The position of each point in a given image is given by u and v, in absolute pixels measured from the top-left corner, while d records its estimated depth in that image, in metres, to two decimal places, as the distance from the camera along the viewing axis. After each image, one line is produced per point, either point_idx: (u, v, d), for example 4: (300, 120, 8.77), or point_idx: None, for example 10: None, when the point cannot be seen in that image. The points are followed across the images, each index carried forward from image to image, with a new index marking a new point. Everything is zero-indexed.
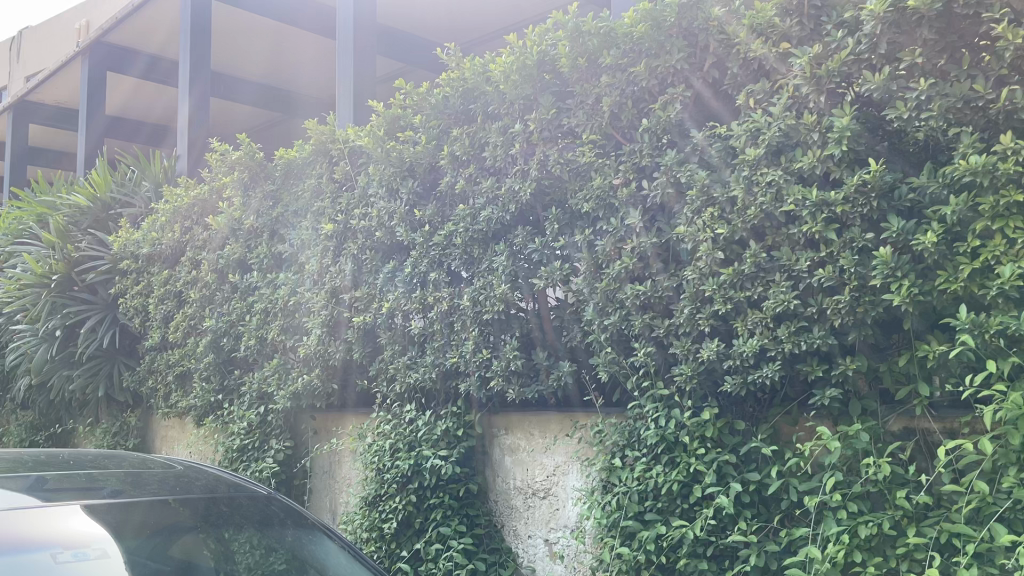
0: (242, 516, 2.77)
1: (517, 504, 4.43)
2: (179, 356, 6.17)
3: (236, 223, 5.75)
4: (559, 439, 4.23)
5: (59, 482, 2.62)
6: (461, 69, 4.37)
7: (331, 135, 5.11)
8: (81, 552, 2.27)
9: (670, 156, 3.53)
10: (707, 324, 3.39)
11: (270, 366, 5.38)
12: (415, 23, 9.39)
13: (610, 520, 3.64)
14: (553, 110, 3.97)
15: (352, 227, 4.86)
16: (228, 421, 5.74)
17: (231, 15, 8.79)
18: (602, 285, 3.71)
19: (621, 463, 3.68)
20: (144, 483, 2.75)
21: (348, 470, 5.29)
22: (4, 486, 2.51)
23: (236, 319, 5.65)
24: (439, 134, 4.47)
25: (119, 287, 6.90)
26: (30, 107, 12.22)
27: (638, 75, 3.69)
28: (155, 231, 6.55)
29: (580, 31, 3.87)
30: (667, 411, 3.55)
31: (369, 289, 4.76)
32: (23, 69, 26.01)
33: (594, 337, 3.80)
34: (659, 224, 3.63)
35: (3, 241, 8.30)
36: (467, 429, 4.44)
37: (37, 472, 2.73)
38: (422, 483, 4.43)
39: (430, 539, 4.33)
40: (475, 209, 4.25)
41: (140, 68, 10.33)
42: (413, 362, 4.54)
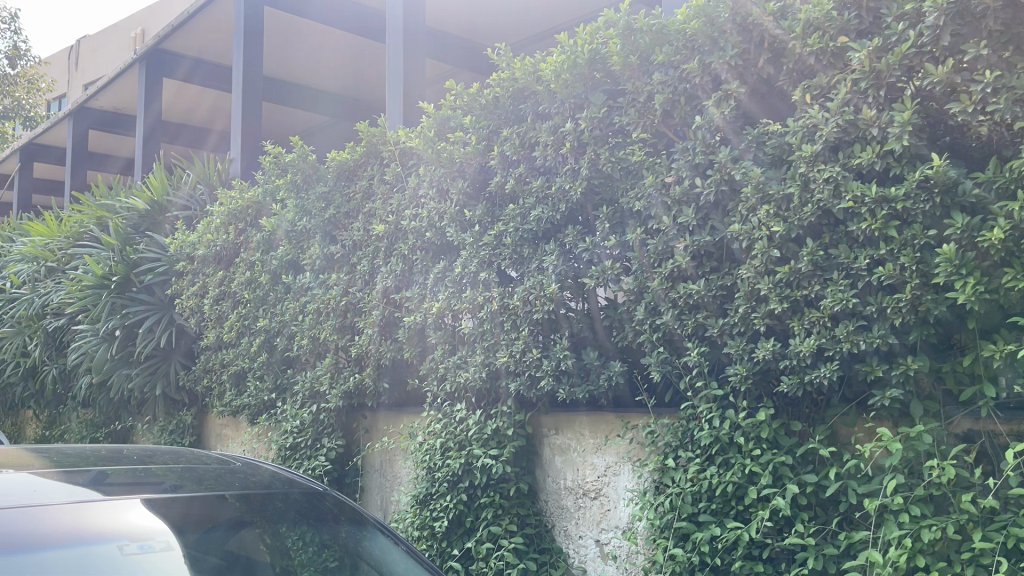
0: (298, 512, 2.80)
1: (568, 504, 4.41)
2: (234, 356, 6.28)
3: (288, 225, 5.83)
4: (611, 439, 4.21)
5: (119, 476, 2.68)
6: (512, 69, 4.36)
7: (382, 137, 5.19)
8: (146, 544, 2.33)
9: (724, 154, 3.49)
10: (762, 324, 3.35)
11: (322, 365, 5.45)
12: (464, 26, 9.45)
13: (663, 521, 3.62)
14: (605, 108, 3.95)
15: (403, 228, 4.90)
16: (281, 420, 5.82)
17: (283, 21, 8.93)
18: (654, 284, 3.69)
19: (674, 464, 3.65)
20: (201, 478, 2.80)
21: (399, 469, 5.37)
22: (68, 481, 2.57)
23: (289, 319, 5.73)
24: (489, 134, 4.48)
25: (176, 287, 7.04)
26: (89, 113, 12.56)
27: (691, 73, 3.66)
28: (210, 232, 6.68)
29: (631, 29, 3.86)
30: (720, 412, 3.51)
31: (419, 289, 4.79)
32: (81, 78, 26.85)
33: (646, 337, 3.77)
34: (712, 222, 3.58)
35: (65, 243, 8.56)
36: (518, 428, 4.44)
37: (98, 467, 2.80)
38: (473, 482, 4.45)
39: (481, 538, 4.36)
40: (525, 208, 4.25)
41: (195, 74, 10.55)
42: (463, 361, 4.55)
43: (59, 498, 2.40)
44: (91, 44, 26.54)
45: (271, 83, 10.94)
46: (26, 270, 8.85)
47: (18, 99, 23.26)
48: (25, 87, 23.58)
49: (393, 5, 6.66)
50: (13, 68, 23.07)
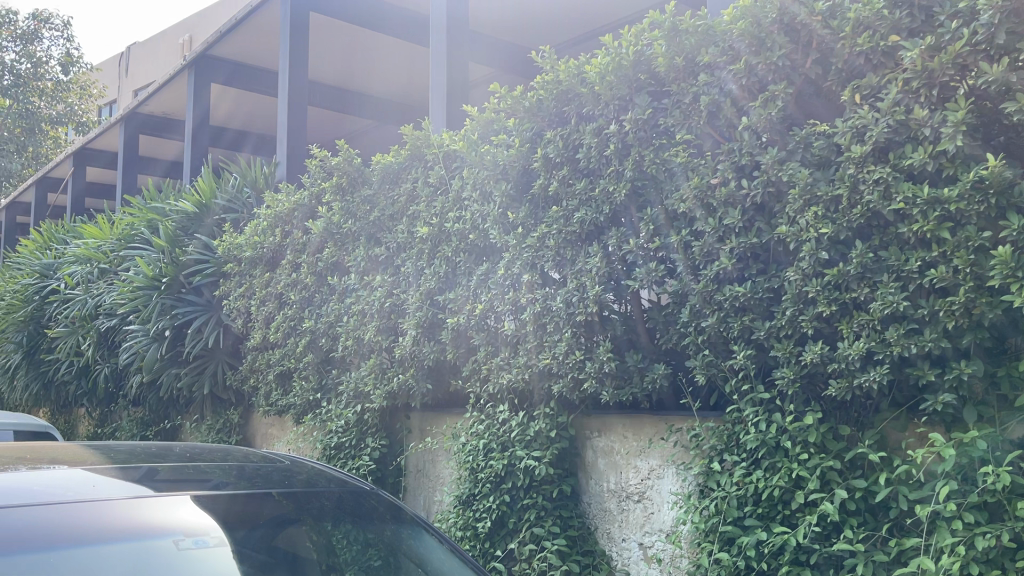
0: (344, 510, 2.83)
1: (611, 507, 4.40)
2: (280, 357, 6.38)
3: (334, 227, 5.91)
4: (655, 442, 4.20)
5: (169, 473, 2.74)
6: (556, 71, 4.37)
7: (426, 140, 5.27)
8: (201, 540, 2.39)
9: (771, 155, 3.45)
10: (810, 327, 3.32)
11: (366, 366, 5.51)
12: (508, 29, 9.47)
13: (709, 525, 3.61)
14: (650, 109, 3.94)
15: (447, 230, 4.94)
16: (326, 419, 5.90)
17: (329, 25, 9.04)
18: (699, 286, 3.67)
19: (720, 467, 3.63)
20: (249, 476, 2.85)
21: (442, 469, 5.42)
22: (121, 476, 2.64)
23: (334, 319, 5.81)
24: (532, 136, 4.50)
25: (224, 288, 7.16)
26: (140, 119, 12.84)
27: (737, 74, 3.63)
28: (257, 234, 6.78)
29: (676, 30, 3.85)
30: (767, 416, 3.48)
31: (463, 290, 4.82)
32: (132, 84, 27.54)
33: (691, 339, 3.76)
34: (759, 223, 3.56)
35: (118, 245, 8.77)
36: (562, 430, 4.44)
37: (148, 464, 2.86)
38: (516, 483, 4.47)
39: (525, 539, 4.37)
40: (568, 211, 4.25)
41: (242, 78, 10.72)
42: (506, 363, 4.56)
43: (115, 492, 2.47)
44: (141, 51, 27.18)
45: (315, 87, 11.08)
46: (80, 271, 9.09)
47: (71, 105, 24.05)
48: (78, 92, 24.31)
49: (436, 7, 6.71)
50: (66, 74, 23.74)
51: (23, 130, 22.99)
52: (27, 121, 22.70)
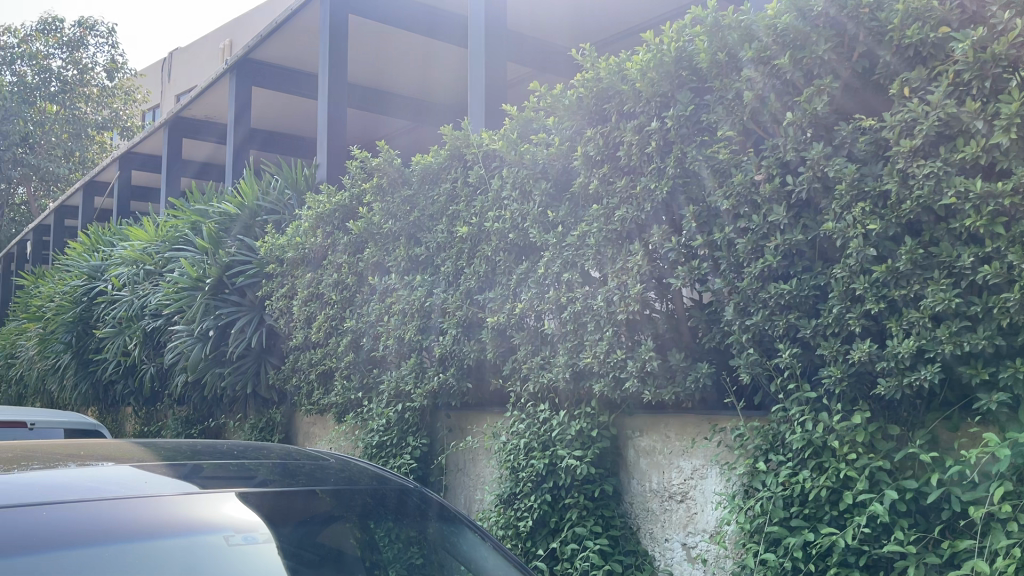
0: (388, 507, 2.85)
1: (654, 506, 4.38)
2: (321, 356, 6.44)
3: (374, 228, 5.95)
4: (698, 441, 4.17)
5: (213, 471, 2.77)
6: (596, 69, 4.35)
7: (465, 139, 5.29)
8: (250, 536, 2.42)
9: (817, 150, 3.40)
10: (858, 325, 3.27)
11: (407, 365, 5.55)
12: (546, 28, 9.46)
13: (754, 526, 3.57)
14: (692, 106, 3.91)
15: (487, 229, 4.95)
16: (368, 418, 5.95)
17: (367, 26, 9.09)
18: (743, 284, 3.62)
19: (765, 467, 3.59)
20: (294, 474, 2.87)
21: (483, 468, 5.45)
22: (167, 473, 2.68)
23: (375, 319, 5.85)
24: (573, 134, 4.49)
25: (266, 289, 7.25)
26: (183, 123, 13.06)
27: (782, 68, 3.58)
28: (299, 236, 6.85)
29: (719, 26, 3.83)
30: (814, 415, 3.43)
31: (503, 289, 4.82)
32: (174, 89, 28.09)
33: (735, 338, 3.72)
34: (804, 220, 3.52)
35: (163, 247, 8.93)
36: (603, 429, 4.43)
37: (195, 462, 2.89)
38: (558, 482, 4.46)
39: (567, 539, 4.36)
40: (608, 208, 4.22)
41: (282, 82, 10.84)
42: (546, 361, 4.55)
43: (165, 488, 2.51)
44: (183, 56, 27.69)
45: (354, 89, 11.16)
46: (126, 272, 9.27)
47: (116, 110, 24.69)
48: (122, 98, 24.89)
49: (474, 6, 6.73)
50: (110, 81, 24.32)
51: (69, 135, 23.55)
52: (70, 125, 23.24)
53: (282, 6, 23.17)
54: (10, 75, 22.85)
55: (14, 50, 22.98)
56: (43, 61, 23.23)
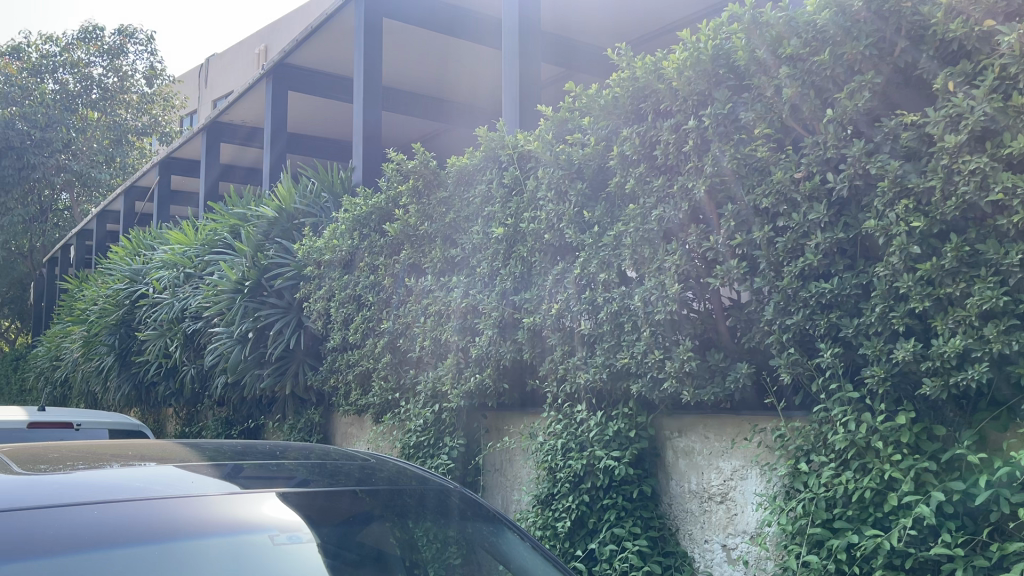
0: (427, 507, 2.86)
1: (693, 507, 4.35)
2: (359, 357, 6.50)
3: (410, 230, 5.99)
4: (737, 442, 4.13)
5: (254, 471, 2.80)
6: (632, 68, 4.34)
7: (500, 141, 5.31)
8: (295, 536, 2.45)
9: (858, 147, 3.36)
10: (902, 324, 3.23)
11: (443, 366, 5.58)
12: (580, 27, 9.43)
13: (796, 527, 3.54)
14: (730, 104, 3.87)
15: (522, 230, 4.96)
16: (406, 418, 5.99)
17: (402, 30, 9.15)
18: (784, 283, 3.59)
19: (807, 468, 3.56)
20: (334, 473, 2.90)
21: (519, 468, 5.46)
22: (210, 473, 2.72)
23: (411, 320, 5.89)
24: (609, 134, 4.48)
25: (304, 291, 7.32)
26: (222, 128, 13.24)
27: (821, 65, 3.53)
28: (336, 238, 6.91)
29: (757, 23, 3.79)
30: (856, 415, 3.39)
31: (539, 290, 4.83)
32: (211, 95, 28.53)
33: (775, 337, 3.69)
34: (846, 217, 3.48)
35: (202, 251, 9.06)
36: (641, 430, 4.42)
37: (236, 462, 2.93)
38: (596, 483, 4.45)
39: (605, 539, 4.36)
40: (646, 208, 4.19)
41: (318, 87, 10.95)
42: (583, 362, 4.55)
43: (211, 487, 2.55)
44: (219, 62, 28.12)
45: (389, 92, 11.25)
46: (167, 275, 9.43)
47: (155, 116, 25.23)
48: (161, 104, 25.39)
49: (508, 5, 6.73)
50: (150, 87, 24.97)
51: (110, 141, 24.00)
52: (112, 131, 24.03)
53: (316, 11, 23.48)
54: (54, 83, 23.43)
55: (56, 58, 23.56)
56: (85, 69, 23.89)
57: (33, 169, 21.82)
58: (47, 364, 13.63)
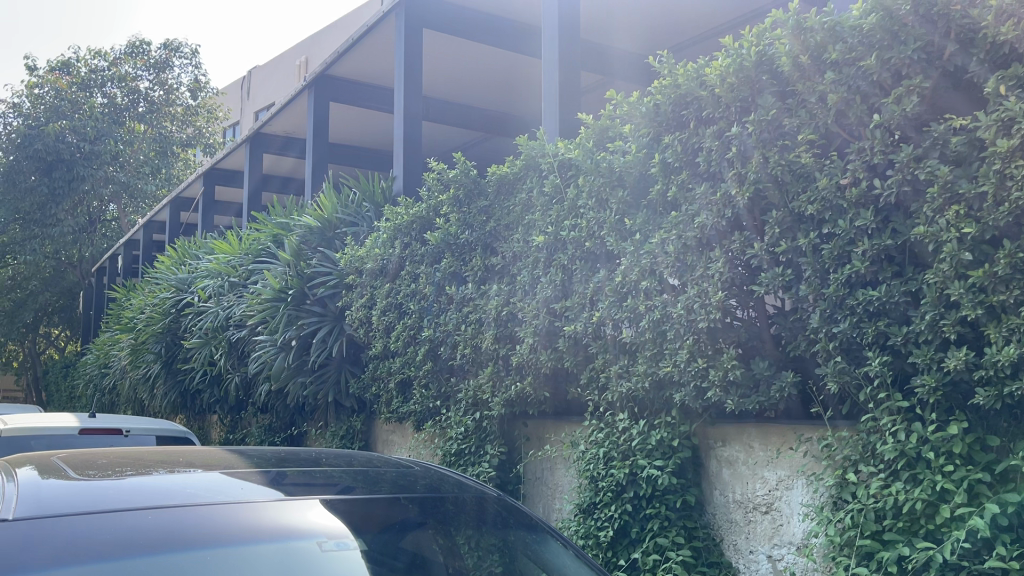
0: (470, 515, 2.87)
1: (737, 518, 4.30)
2: (400, 365, 6.56)
3: (451, 238, 6.03)
4: (782, 452, 4.08)
5: (298, 477, 2.84)
6: (674, 76, 4.32)
7: (541, 150, 5.33)
8: (342, 542, 2.47)
9: (906, 153, 3.31)
10: (952, 331, 3.17)
11: (484, 374, 5.61)
12: (620, 35, 9.42)
13: (845, 539, 3.49)
14: (774, 110, 3.83)
15: (563, 238, 4.97)
16: (447, 426, 6.03)
17: (443, 40, 9.22)
18: (830, 291, 3.56)
19: (856, 478, 3.51)
20: (376, 481, 2.92)
21: (561, 477, 5.45)
22: (257, 479, 2.76)
23: (452, 328, 5.91)
24: (650, 142, 4.47)
25: (347, 299, 7.39)
26: (264, 139, 13.44)
27: (868, 70, 3.49)
28: (378, 247, 6.96)
29: (801, 29, 3.75)
30: (906, 425, 3.34)
31: (580, 298, 4.82)
32: (253, 107, 29.07)
33: (821, 345, 3.64)
34: (893, 224, 3.43)
35: (246, 260, 9.20)
36: (683, 439, 4.39)
37: (280, 468, 2.97)
38: (639, 493, 4.42)
39: (648, 549, 4.33)
40: (688, 215, 4.17)
41: (359, 98, 11.05)
42: (625, 370, 4.54)
43: (259, 494, 2.59)
44: (262, 74, 28.64)
45: (429, 102, 11.33)
46: (212, 285, 9.60)
47: (200, 128, 25.80)
48: (205, 116, 25.95)
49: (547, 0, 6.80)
50: (194, 99, 25.52)
51: (156, 152, 24.53)
52: (158, 143, 24.59)
53: (358, 23, 23.87)
54: (102, 97, 24.10)
55: (104, 73, 24.24)
56: (132, 83, 24.48)
57: (83, 181, 22.42)
58: (96, 371, 13.96)
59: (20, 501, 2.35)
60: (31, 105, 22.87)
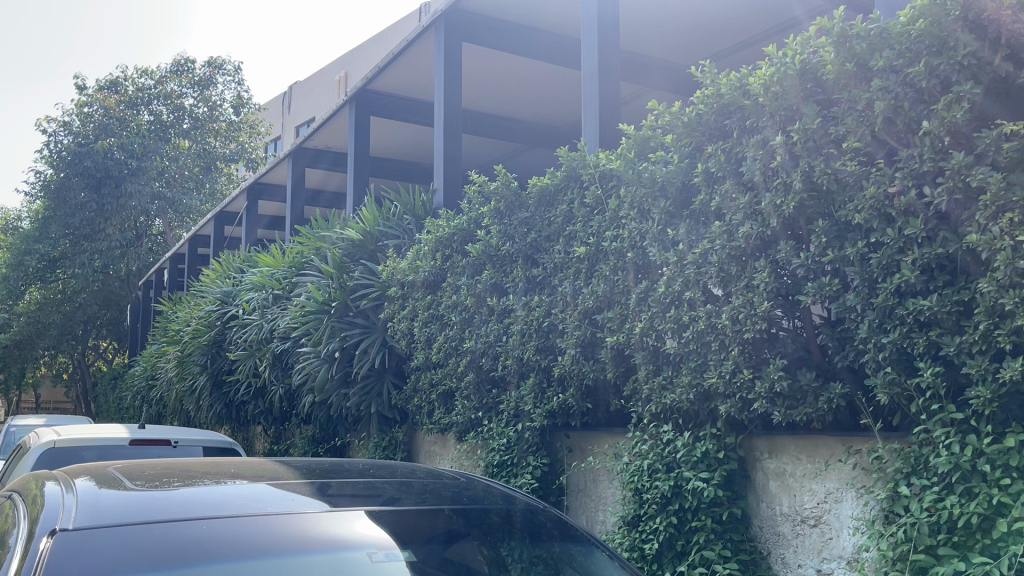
0: (515, 527, 2.87)
1: (785, 531, 4.24)
2: (442, 376, 6.60)
3: (492, 250, 6.06)
4: (831, 464, 4.02)
5: (343, 488, 2.86)
6: (716, 85, 4.30)
7: (582, 161, 5.34)
8: (392, 553, 2.49)
9: (957, 160, 3.26)
10: (1008, 341, 3.10)
11: (526, 386, 5.64)
12: (661, 45, 9.43)
13: (897, 553, 3.42)
14: (819, 118, 3.79)
15: (605, 248, 4.96)
16: (489, 437, 6.06)
17: (483, 52, 9.27)
18: (878, 301, 3.51)
19: (908, 492, 3.44)
20: (419, 492, 2.93)
21: (603, 489, 5.44)
22: (304, 491, 2.78)
23: (494, 339, 5.94)
24: (692, 152, 4.45)
25: (389, 311, 7.44)
26: (306, 154, 13.63)
27: (916, 76, 3.43)
28: (419, 259, 7.01)
29: (847, 36, 3.72)
30: (960, 437, 3.27)
31: (622, 309, 4.81)
32: (294, 121, 29.57)
33: (871, 356, 3.58)
34: (945, 232, 3.37)
35: (290, 273, 9.34)
36: (729, 451, 4.35)
37: (324, 480, 3.00)
38: (684, 505, 4.38)
39: (694, 562, 4.29)
40: (732, 224, 4.12)
41: (400, 111, 11.15)
42: (669, 382, 4.52)
43: (310, 505, 2.62)
44: (303, 89, 29.11)
45: (468, 114, 11.40)
46: (256, 297, 9.75)
47: (242, 143, 26.28)
48: (247, 131, 26.42)
49: (587, 12, 6.84)
50: (237, 115, 26.03)
51: (200, 168, 25.06)
52: (202, 159, 25.12)
53: (398, 38, 24.17)
54: (149, 115, 24.67)
55: (150, 91, 24.83)
56: (177, 100, 25.04)
57: (130, 197, 22.96)
58: (144, 383, 14.26)
59: (80, 510, 2.40)
60: (81, 124, 23.55)
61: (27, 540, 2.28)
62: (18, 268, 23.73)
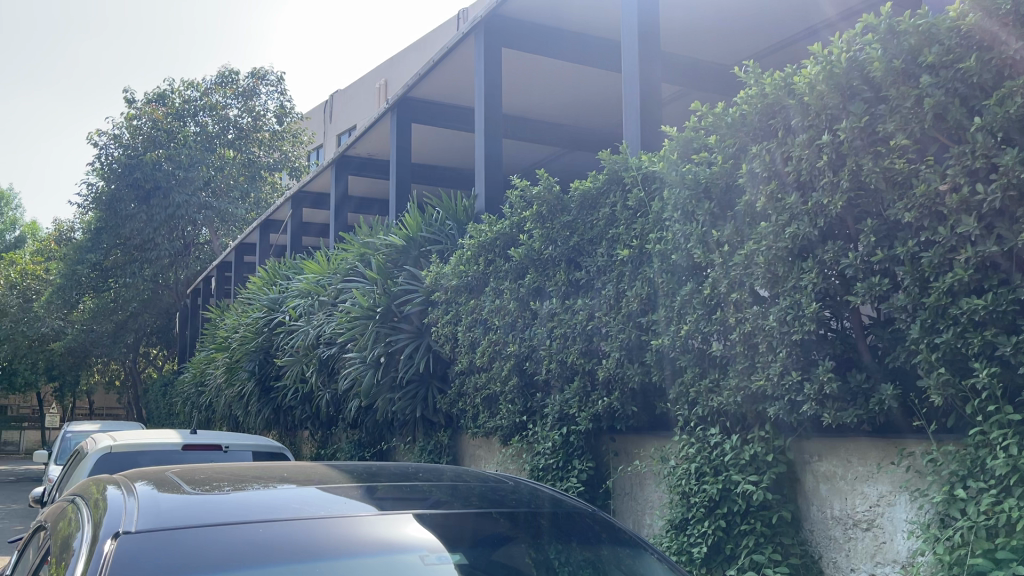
0: (563, 530, 2.88)
1: (836, 534, 4.19)
2: (486, 380, 6.64)
3: (534, 253, 6.08)
4: (884, 466, 3.97)
5: (391, 492, 2.89)
6: (760, 85, 4.27)
7: (625, 165, 5.35)
8: (443, 556, 2.51)
9: (1010, 156, 3.20)
10: None
11: (571, 389, 5.64)
12: (703, 46, 9.39)
13: (954, 557, 3.36)
14: (867, 116, 3.74)
15: (648, 251, 4.95)
16: (534, 441, 6.09)
17: (524, 57, 9.30)
18: (930, 301, 3.44)
19: (964, 495, 3.38)
20: (465, 495, 2.96)
21: (650, 492, 5.43)
22: (353, 494, 2.82)
23: (537, 343, 5.96)
24: (736, 152, 4.42)
25: (432, 315, 7.50)
26: (349, 162, 13.79)
27: (968, 72, 3.37)
28: (461, 263, 7.05)
29: (894, 32, 3.66)
30: (1018, 438, 3.20)
31: (666, 311, 4.79)
32: (336, 130, 29.96)
33: (923, 357, 3.52)
34: (999, 230, 3.30)
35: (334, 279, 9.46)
36: (778, 454, 4.30)
37: (371, 484, 3.04)
38: (732, 508, 4.35)
39: (744, 566, 4.26)
40: (778, 225, 4.08)
41: (441, 117, 11.22)
42: (716, 385, 4.49)
43: (360, 508, 2.65)
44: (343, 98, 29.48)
45: (509, 119, 11.44)
46: (303, 304, 9.91)
47: (286, 152, 26.70)
48: (290, 141, 26.84)
49: (626, 16, 6.84)
50: (280, 124, 26.46)
51: (245, 177, 25.51)
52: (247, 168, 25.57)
53: (436, 45, 24.40)
54: (195, 126, 25.18)
55: (196, 103, 25.35)
56: (221, 111, 25.49)
57: (178, 207, 23.47)
58: (194, 389, 14.54)
59: (141, 514, 2.47)
60: (130, 136, 24.11)
61: (91, 544, 2.35)
62: (71, 278, 24.36)
